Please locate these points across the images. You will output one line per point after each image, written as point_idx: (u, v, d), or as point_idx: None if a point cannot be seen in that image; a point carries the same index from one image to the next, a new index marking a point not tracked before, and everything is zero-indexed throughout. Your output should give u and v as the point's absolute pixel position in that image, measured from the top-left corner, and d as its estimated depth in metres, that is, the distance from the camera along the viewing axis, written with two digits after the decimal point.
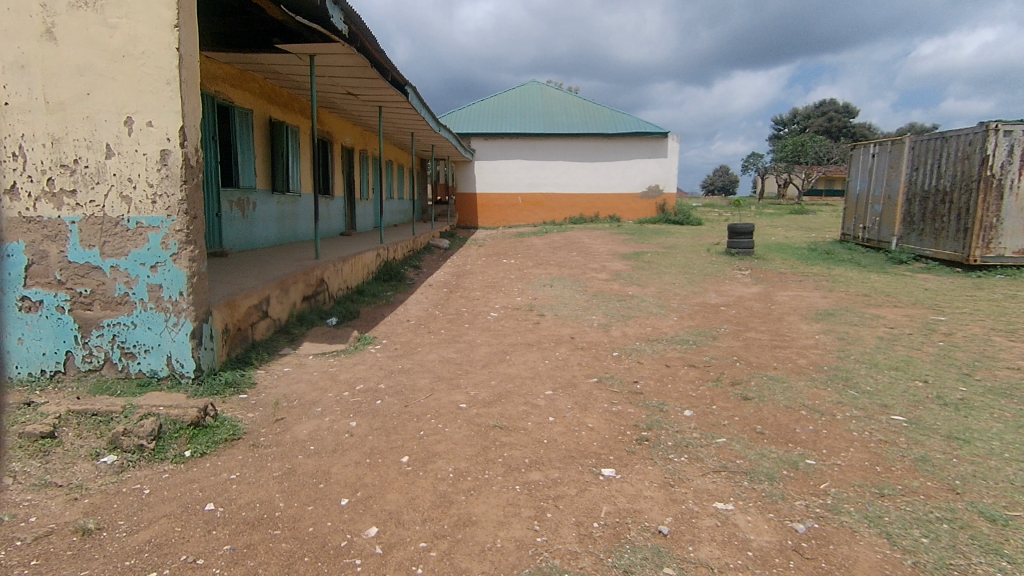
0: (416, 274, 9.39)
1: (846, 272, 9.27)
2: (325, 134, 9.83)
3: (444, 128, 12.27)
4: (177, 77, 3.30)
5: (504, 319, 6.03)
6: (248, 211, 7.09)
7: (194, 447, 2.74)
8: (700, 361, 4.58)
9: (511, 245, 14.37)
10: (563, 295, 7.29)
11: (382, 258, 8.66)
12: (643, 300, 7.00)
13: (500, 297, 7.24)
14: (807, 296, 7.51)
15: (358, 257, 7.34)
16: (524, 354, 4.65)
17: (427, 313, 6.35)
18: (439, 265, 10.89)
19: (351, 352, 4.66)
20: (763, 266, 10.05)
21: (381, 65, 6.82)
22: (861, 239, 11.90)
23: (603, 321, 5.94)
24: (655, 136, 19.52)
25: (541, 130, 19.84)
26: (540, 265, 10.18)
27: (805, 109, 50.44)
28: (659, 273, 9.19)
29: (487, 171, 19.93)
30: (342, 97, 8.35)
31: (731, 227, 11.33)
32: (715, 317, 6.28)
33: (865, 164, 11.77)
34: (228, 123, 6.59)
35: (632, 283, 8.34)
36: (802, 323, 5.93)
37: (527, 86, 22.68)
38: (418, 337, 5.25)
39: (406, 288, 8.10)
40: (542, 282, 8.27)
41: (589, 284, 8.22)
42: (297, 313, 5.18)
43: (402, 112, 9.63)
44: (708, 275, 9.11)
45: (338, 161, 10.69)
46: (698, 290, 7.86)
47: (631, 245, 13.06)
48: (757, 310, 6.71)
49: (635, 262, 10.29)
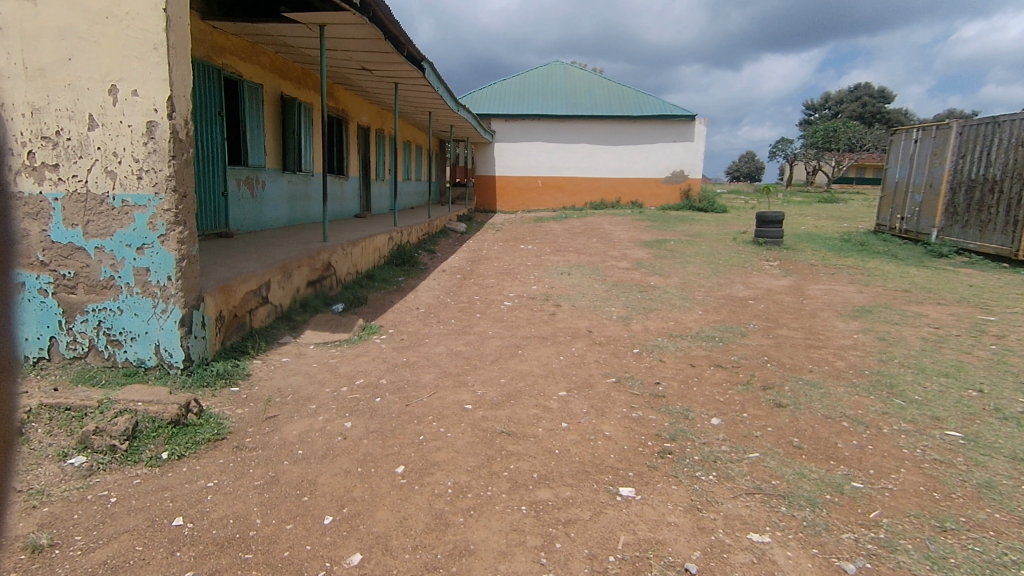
0: (430, 259, 9.12)
1: (882, 266, 8.76)
2: (340, 112, 9.55)
3: (463, 107, 11.89)
4: (164, 41, 3.00)
5: (518, 308, 5.73)
6: (257, 191, 6.86)
7: (172, 449, 2.53)
8: (728, 361, 4.23)
9: (529, 230, 14.02)
10: (581, 284, 6.95)
11: (395, 241, 8.40)
12: (666, 291, 6.64)
13: (515, 285, 6.93)
14: (841, 290, 7.08)
15: (370, 241, 7.08)
16: (538, 349, 4.36)
17: (438, 300, 6.08)
18: (455, 249, 10.60)
19: (354, 342, 4.42)
20: (793, 258, 9.57)
21: (396, 38, 6.48)
22: (898, 230, 11.31)
23: (623, 313, 5.61)
24: (682, 119, 18.88)
25: (563, 111, 19.31)
26: (559, 251, 9.83)
27: (838, 93, 48.73)
28: (682, 262, 8.80)
29: (507, 153, 19.49)
30: (357, 73, 8.03)
31: (760, 216, 10.83)
32: (743, 311, 5.90)
33: (906, 151, 11.14)
34: (236, 98, 6.33)
35: (654, 272, 7.97)
36: (838, 321, 5.52)
37: (550, 66, 22.10)
38: (426, 327, 4.98)
39: (418, 273, 7.84)
40: (560, 270, 7.94)
41: (609, 272, 7.87)
42: (301, 299, 4.95)
43: (419, 90, 9.29)
44: (734, 266, 8.69)
45: (353, 140, 10.41)
46: (724, 281, 7.46)
47: (653, 232, 12.63)
48: (788, 305, 6.31)
49: (658, 250, 9.90)
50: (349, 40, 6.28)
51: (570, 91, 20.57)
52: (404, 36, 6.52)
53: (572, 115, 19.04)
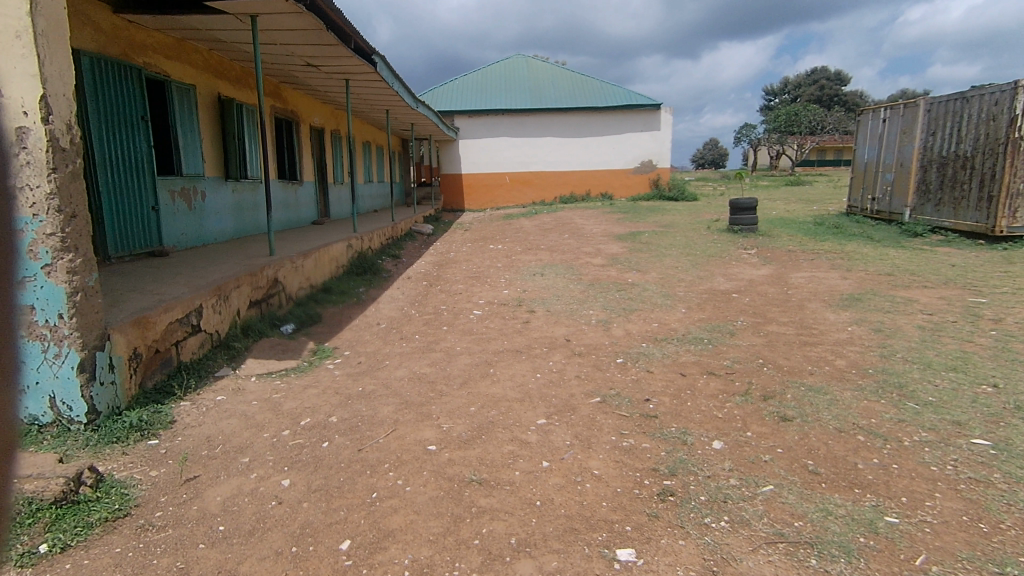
0: (394, 265, 8.58)
1: (860, 248, 8.57)
2: (289, 113, 8.94)
3: (421, 104, 11.34)
4: (30, 28, 2.42)
5: (488, 318, 5.27)
6: (197, 203, 6.27)
7: (53, 540, 2.00)
8: (721, 367, 3.85)
9: (498, 228, 13.55)
10: (555, 286, 6.53)
11: (355, 249, 7.84)
12: (646, 289, 6.26)
13: (485, 290, 6.47)
14: (824, 277, 6.81)
15: (325, 251, 6.54)
16: (511, 365, 3.90)
17: (400, 313, 5.58)
18: (421, 253, 10.07)
19: (303, 371, 3.89)
20: (770, 245, 9.34)
21: (340, 29, 5.94)
22: (870, 210, 11.20)
23: (602, 317, 5.20)
24: (648, 108, 18.64)
25: (527, 105, 18.87)
26: (530, 250, 9.39)
27: (796, 78, 49.48)
28: (659, 255, 8.47)
29: (472, 150, 18.97)
30: (302, 70, 7.45)
31: (733, 203, 10.60)
32: (728, 306, 5.56)
33: (875, 130, 11.03)
34: (164, 101, 5.71)
35: (631, 268, 7.60)
36: (829, 312, 5.22)
37: (511, 59, 21.63)
38: (386, 346, 4.48)
39: (381, 282, 7.31)
40: (532, 271, 7.50)
41: (584, 271, 7.46)
42: (242, 323, 4.40)
43: (372, 86, 8.74)
44: (712, 256, 8.39)
45: (306, 143, 9.78)
46: (704, 274, 7.13)
47: (626, 224, 12.30)
48: (774, 296, 6.00)
49: (632, 244, 9.55)
50: (287, 33, 5.72)
51: (533, 84, 20.15)
52: (349, 27, 5.99)
53: (536, 108, 18.61)
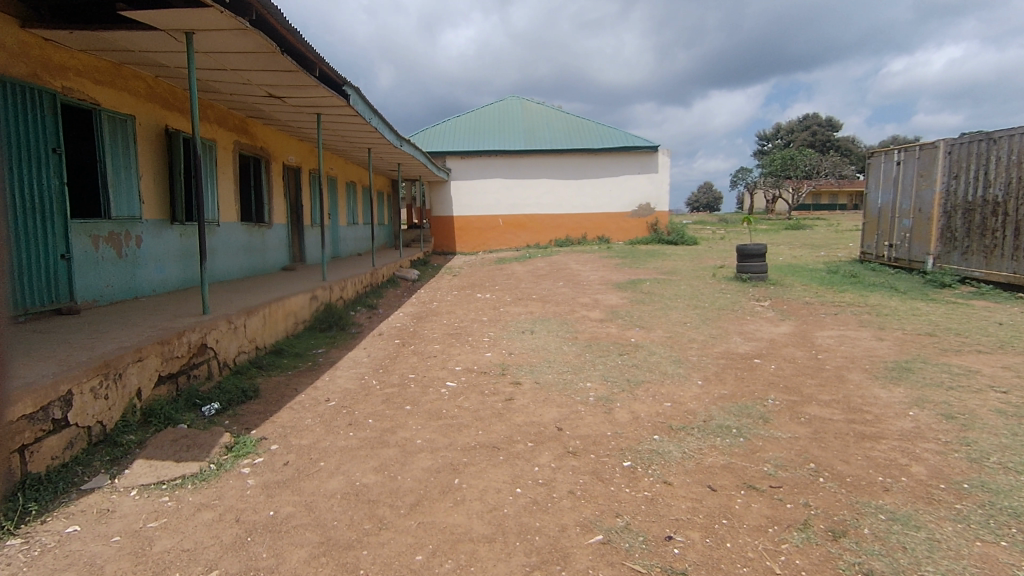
0: (367, 317, 7.65)
1: (886, 302, 7.73)
2: (258, 150, 8.23)
3: (406, 141, 10.66)
4: None
5: (463, 392, 4.32)
6: (129, 249, 5.40)
7: None
8: (761, 476, 2.90)
9: (489, 274, 12.71)
10: (547, 347, 5.60)
11: (321, 300, 6.94)
12: (653, 352, 5.34)
13: (463, 352, 5.53)
14: (855, 338, 5.94)
15: (279, 306, 5.64)
16: (484, 473, 2.94)
17: (358, 384, 4.62)
18: (401, 302, 9.17)
19: (205, 480, 2.91)
20: (785, 296, 8.50)
21: (299, 52, 5.23)
22: (887, 258, 10.45)
23: (602, 392, 4.26)
24: (646, 150, 18.18)
25: (521, 146, 18.38)
26: (520, 300, 8.51)
27: (789, 123, 50.08)
28: (663, 308, 7.60)
29: (464, 192, 18.34)
30: (267, 102, 6.76)
31: (740, 249, 9.83)
32: (752, 378, 4.65)
33: (887, 173, 10.40)
34: (90, 132, 4.92)
35: (633, 323, 6.71)
36: (878, 386, 4.29)
37: (505, 101, 21.35)
38: (327, 437, 3.51)
39: (346, 339, 6.37)
40: (521, 327, 6.59)
41: (581, 327, 6.56)
42: (143, 408, 3.45)
43: (348, 123, 8.06)
44: (723, 310, 7.52)
45: (277, 182, 9.02)
46: (718, 332, 6.25)
47: (626, 271, 11.48)
48: (804, 363, 5.09)
49: (634, 294, 8.69)
50: (239, 58, 5.01)
51: (527, 125, 19.75)
52: (311, 52, 5.31)
53: (531, 149, 18.11)
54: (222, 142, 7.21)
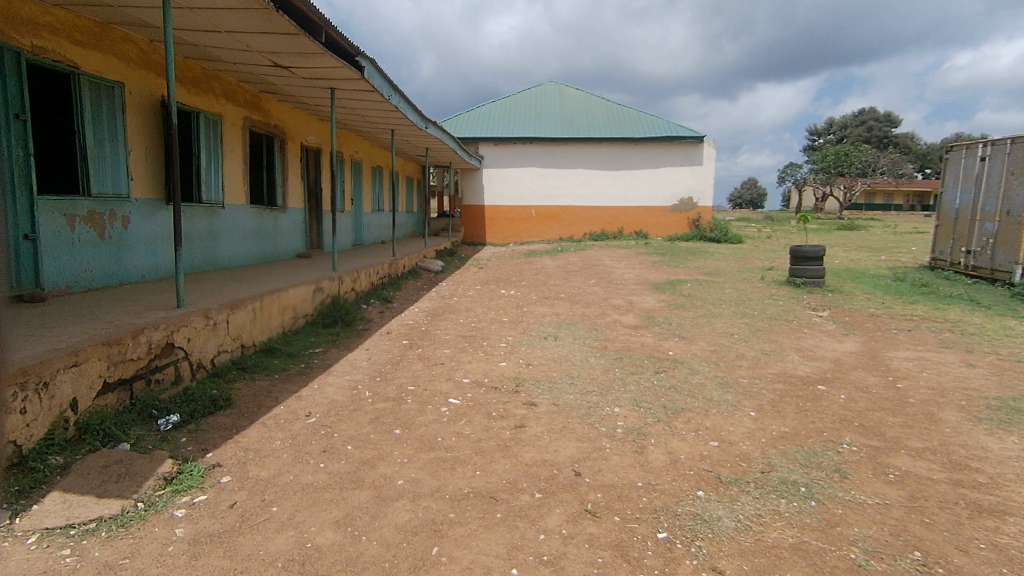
0: (378, 312, 7.06)
1: (968, 318, 6.71)
2: (272, 128, 7.74)
3: (433, 123, 9.98)
4: None
5: (466, 414, 3.63)
6: (114, 231, 4.90)
7: None
8: (848, 570, 2.12)
9: (517, 267, 12.01)
10: (571, 358, 4.87)
11: (328, 292, 6.37)
12: (695, 370, 4.56)
13: (475, 360, 4.85)
14: (939, 362, 5.02)
15: (274, 299, 5.08)
16: (474, 538, 2.25)
17: (348, 395, 3.99)
18: (418, 296, 8.55)
19: (125, 527, 2.31)
20: (846, 306, 7.56)
21: (300, 12, 4.59)
22: (963, 266, 9.30)
23: (633, 423, 3.52)
24: (690, 141, 17.10)
25: (558, 134, 17.55)
26: (547, 299, 7.80)
27: (843, 117, 47.56)
28: (705, 314, 6.78)
29: (497, 181, 17.64)
30: (275, 73, 6.20)
31: (795, 251, 8.87)
32: (817, 410, 3.83)
33: (968, 170, 9.23)
34: (68, 99, 4.42)
35: (672, 332, 5.92)
36: (984, 433, 3.42)
37: (543, 86, 20.52)
38: (292, 468, 2.88)
39: (350, 337, 5.77)
40: (544, 332, 5.88)
41: (612, 334, 5.81)
42: (79, 421, 2.90)
43: (368, 101, 7.46)
44: (775, 320, 6.66)
45: (293, 164, 8.48)
46: (772, 347, 5.42)
47: (664, 269, 10.61)
48: (881, 393, 4.22)
49: (673, 296, 7.88)
50: (230, 17, 4.41)
51: (565, 112, 18.87)
52: (315, 13, 4.68)
53: (567, 137, 17.26)
54: (229, 117, 6.70)
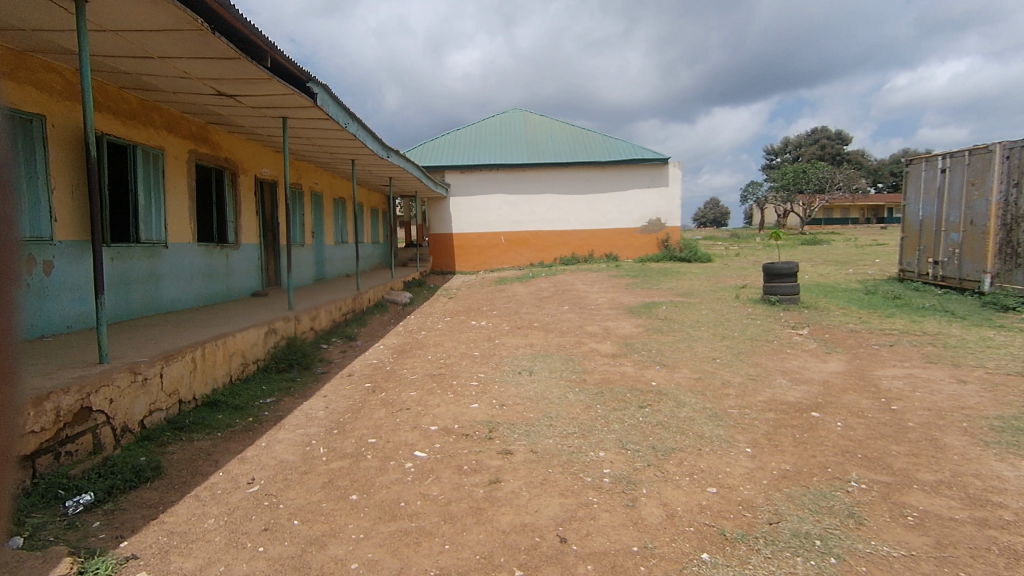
0: (340, 352, 6.59)
1: (947, 330, 6.61)
2: (222, 161, 7.31)
3: (395, 152, 9.65)
4: None
5: (433, 469, 3.22)
6: (33, 277, 4.38)
7: None
8: None
9: (487, 296, 11.66)
10: (548, 395, 4.50)
11: (283, 334, 5.89)
12: (682, 403, 4.24)
13: (443, 403, 4.44)
14: (929, 380, 4.82)
15: (219, 345, 4.59)
16: None
17: (300, 454, 3.53)
18: (384, 332, 8.10)
19: None
20: (824, 323, 7.42)
21: (241, 36, 4.23)
22: (932, 277, 9.33)
23: (620, 470, 3.16)
24: (655, 163, 17.21)
25: (524, 160, 17.46)
26: (520, 329, 7.44)
27: (797, 137, 49.27)
28: (685, 338, 6.53)
29: (464, 208, 17.37)
30: (220, 103, 5.80)
31: (768, 268, 8.77)
32: (815, 442, 3.54)
33: (929, 182, 9.35)
34: None
35: (652, 360, 5.62)
36: (996, 460, 3.16)
37: (507, 113, 20.53)
38: (224, 556, 2.41)
39: (306, 383, 5.29)
40: (518, 365, 5.51)
41: (590, 365, 5.48)
42: None
43: (324, 130, 7.10)
44: (756, 341, 6.44)
45: (247, 198, 8.03)
46: (757, 371, 5.16)
47: (638, 292, 10.41)
48: (878, 419, 3.96)
49: (650, 320, 7.62)
50: (161, 41, 4.02)
51: (530, 138, 18.84)
52: (258, 36, 4.30)
53: (533, 163, 17.17)
54: (173, 150, 6.25)
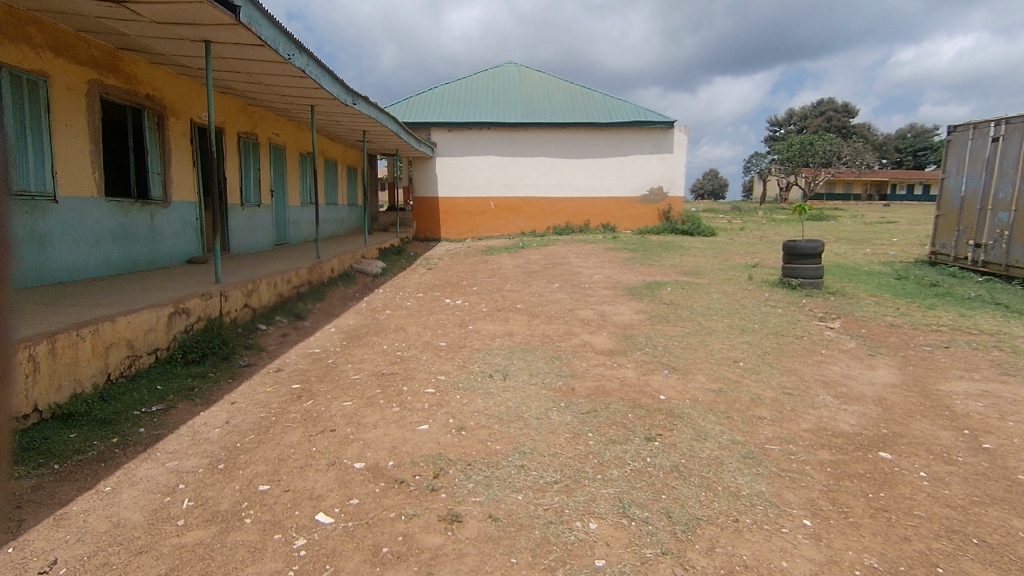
0: (279, 337, 5.44)
1: (1010, 329, 5.52)
2: (142, 99, 5.98)
3: (362, 99, 8.23)
4: None
5: (335, 555, 2.10)
6: None
7: None
8: None
9: (470, 268, 10.47)
10: (524, 415, 3.38)
11: (200, 314, 4.71)
12: (704, 433, 3.12)
13: (383, 422, 3.31)
14: (1019, 402, 3.73)
15: (82, 336, 3.40)
16: None
17: (149, 512, 2.39)
18: (342, 309, 6.92)
19: None
20: (857, 314, 6.33)
21: None
22: (973, 262, 8.22)
23: (621, 566, 2.05)
24: (660, 126, 15.84)
25: (517, 118, 16.02)
26: (500, 312, 6.29)
27: (804, 108, 47.58)
28: (697, 331, 5.41)
29: (451, 170, 15.98)
30: (114, 14, 4.48)
31: (788, 247, 7.64)
32: (902, 512, 2.43)
33: (976, 152, 8.15)
34: None
35: (659, 360, 4.50)
36: None
37: (501, 68, 18.93)
38: None
39: (219, 381, 4.13)
40: (490, 364, 4.38)
41: (581, 366, 4.35)
42: None
43: (263, 63, 5.79)
44: (782, 337, 5.33)
45: (179, 147, 6.71)
46: (793, 383, 4.05)
47: (639, 269, 9.27)
48: (976, 466, 2.87)
49: (653, 305, 6.50)
50: None
51: (525, 95, 17.33)
52: None
53: (527, 122, 15.75)
54: (62, 78, 4.94)
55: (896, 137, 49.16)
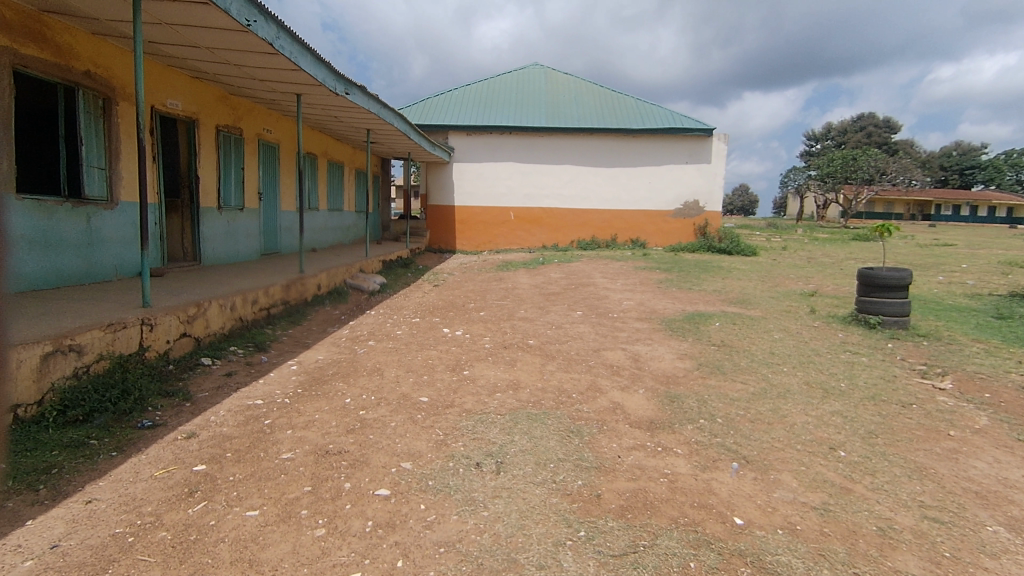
0: (221, 376, 4.25)
1: None
2: (79, 78, 4.91)
3: (357, 88, 7.03)
4: None
5: None
6: None
7: None
8: None
9: (481, 286, 9.21)
10: (518, 560, 2.07)
11: (101, 352, 3.54)
12: None
13: (291, 563, 2.05)
14: None
15: None
16: None
17: None
18: (318, 337, 5.73)
19: None
20: (969, 369, 4.87)
21: None
22: None
23: None
24: (698, 133, 14.45)
25: (542, 122, 14.81)
26: (506, 349, 5.00)
27: (844, 122, 45.49)
28: (765, 391, 4.04)
29: (469, 177, 14.83)
30: None
31: (866, 275, 6.21)
32: None
33: None
34: None
35: (720, 443, 3.16)
36: None
37: (526, 70, 17.78)
38: None
39: (97, 454, 2.93)
40: (482, 441, 3.09)
41: (609, 450, 3.03)
42: None
43: (220, 33, 4.65)
44: (882, 404, 3.94)
45: (132, 138, 5.62)
46: (934, 498, 2.66)
47: (677, 295, 7.89)
48: None
49: (699, 347, 5.13)
50: None
51: (550, 98, 16.12)
52: None
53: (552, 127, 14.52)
54: None
55: (943, 154, 46.60)
